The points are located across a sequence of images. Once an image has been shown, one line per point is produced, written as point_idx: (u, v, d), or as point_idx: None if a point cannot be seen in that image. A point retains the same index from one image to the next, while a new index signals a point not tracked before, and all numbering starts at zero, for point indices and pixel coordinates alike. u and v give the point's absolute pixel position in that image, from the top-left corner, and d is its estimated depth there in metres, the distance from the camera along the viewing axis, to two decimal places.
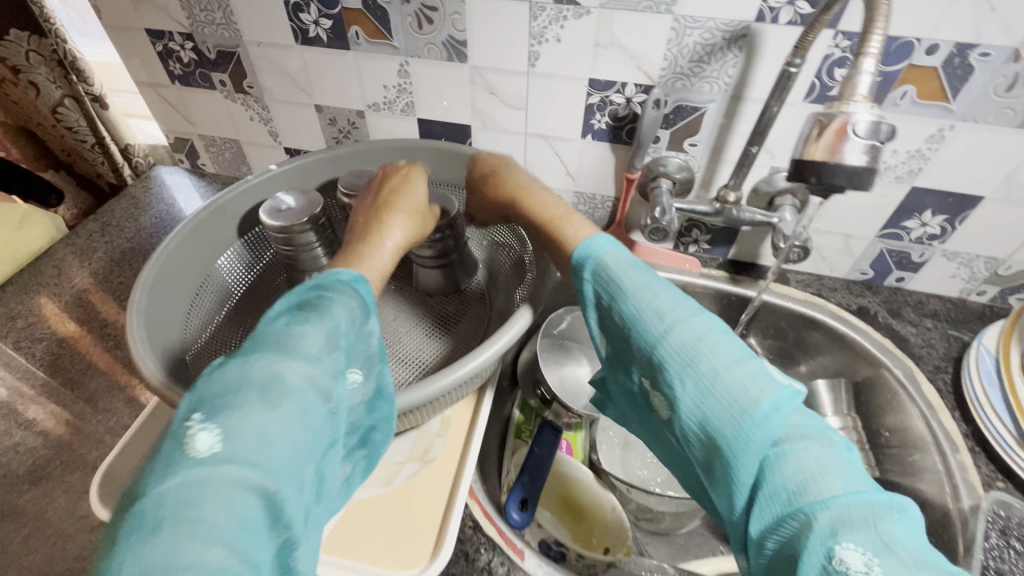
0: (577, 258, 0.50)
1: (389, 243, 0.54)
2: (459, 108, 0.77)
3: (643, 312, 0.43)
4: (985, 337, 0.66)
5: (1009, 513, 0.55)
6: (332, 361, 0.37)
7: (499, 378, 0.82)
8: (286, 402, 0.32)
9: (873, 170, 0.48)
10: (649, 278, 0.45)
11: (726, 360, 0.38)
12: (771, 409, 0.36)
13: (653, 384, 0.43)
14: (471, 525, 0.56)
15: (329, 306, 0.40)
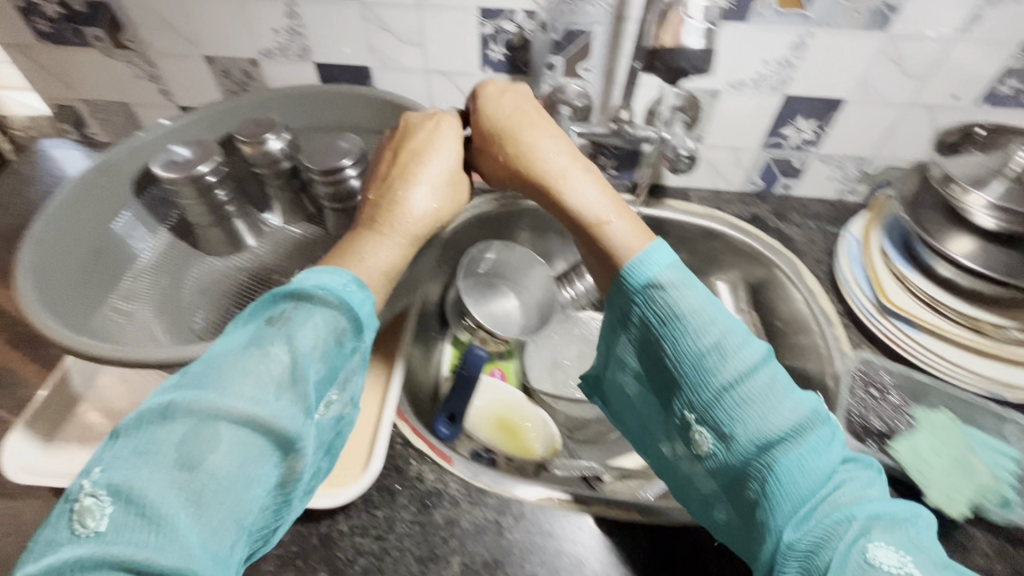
0: (630, 275, 0.49)
1: (400, 238, 0.53)
2: (356, 48, 0.76)
3: (702, 346, 0.45)
4: (852, 227, 0.73)
5: (871, 369, 0.62)
6: (292, 399, 0.40)
7: (428, 318, 0.84)
8: (221, 460, 0.36)
9: (708, 53, 0.56)
10: (705, 305, 0.47)
11: (782, 401, 0.43)
12: (816, 441, 0.42)
13: (702, 417, 0.46)
14: (401, 442, 0.59)
15: (290, 335, 0.41)
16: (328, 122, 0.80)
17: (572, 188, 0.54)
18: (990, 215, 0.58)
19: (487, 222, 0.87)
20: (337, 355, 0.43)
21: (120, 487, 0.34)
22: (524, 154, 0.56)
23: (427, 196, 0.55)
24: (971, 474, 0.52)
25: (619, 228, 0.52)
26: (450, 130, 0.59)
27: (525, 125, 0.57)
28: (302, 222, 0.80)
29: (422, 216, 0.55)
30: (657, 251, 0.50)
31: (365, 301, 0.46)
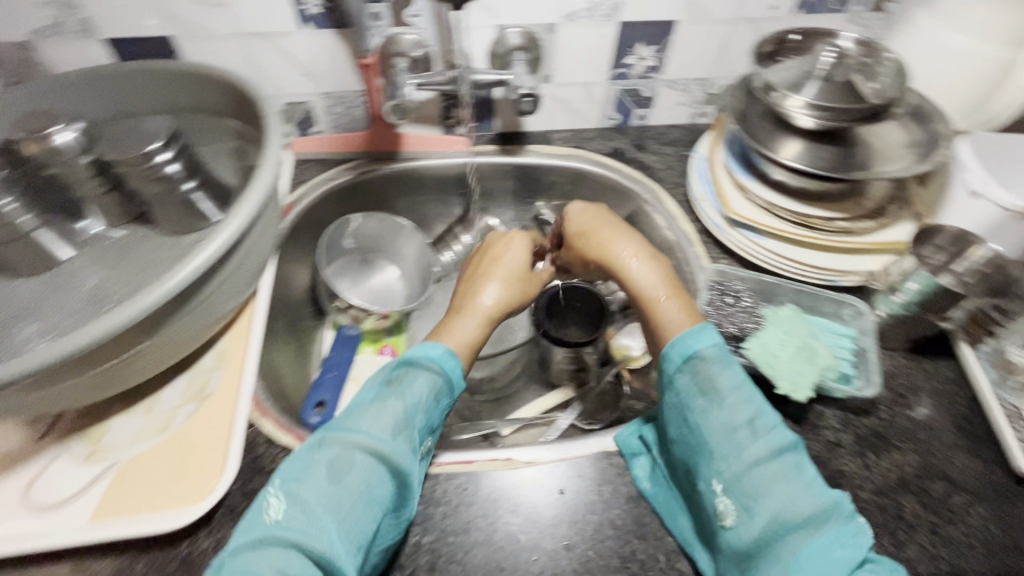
0: (675, 351, 0.48)
1: (478, 321, 0.56)
2: (147, 17, 0.66)
3: (734, 421, 0.44)
4: (700, 146, 0.76)
5: (723, 279, 0.64)
6: (405, 441, 0.46)
7: (300, 305, 0.78)
8: (360, 484, 0.43)
9: None
10: (740, 389, 0.46)
11: (806, 491, 0.42)
12: (836, 537, 0.41)
13: (729, 488, 0.43)
14: (265, 441, 0.55)
15: (410, 383, 0.48)
16: (136, 108, 0.70)
17: (638, 269, 0.56)
18: (807, 114, 0.59)
19: (350, 194, 0.82)
20: (435, 409, 0.49)
21: (290, 494, 0.41)
22: (598, 251, 0.59)
23: (497, 291, 0.58)
24: (814, 359, 0.55)
25: (672, 306, 0.52)
26: (520, 238, 0.63)
27: (607, 224, 0.61)
28: (127, 223, 0.70)
29: (506, 300, 0.58)
30: (703, 333, 0.49)
31: (458, 376, 0.51)
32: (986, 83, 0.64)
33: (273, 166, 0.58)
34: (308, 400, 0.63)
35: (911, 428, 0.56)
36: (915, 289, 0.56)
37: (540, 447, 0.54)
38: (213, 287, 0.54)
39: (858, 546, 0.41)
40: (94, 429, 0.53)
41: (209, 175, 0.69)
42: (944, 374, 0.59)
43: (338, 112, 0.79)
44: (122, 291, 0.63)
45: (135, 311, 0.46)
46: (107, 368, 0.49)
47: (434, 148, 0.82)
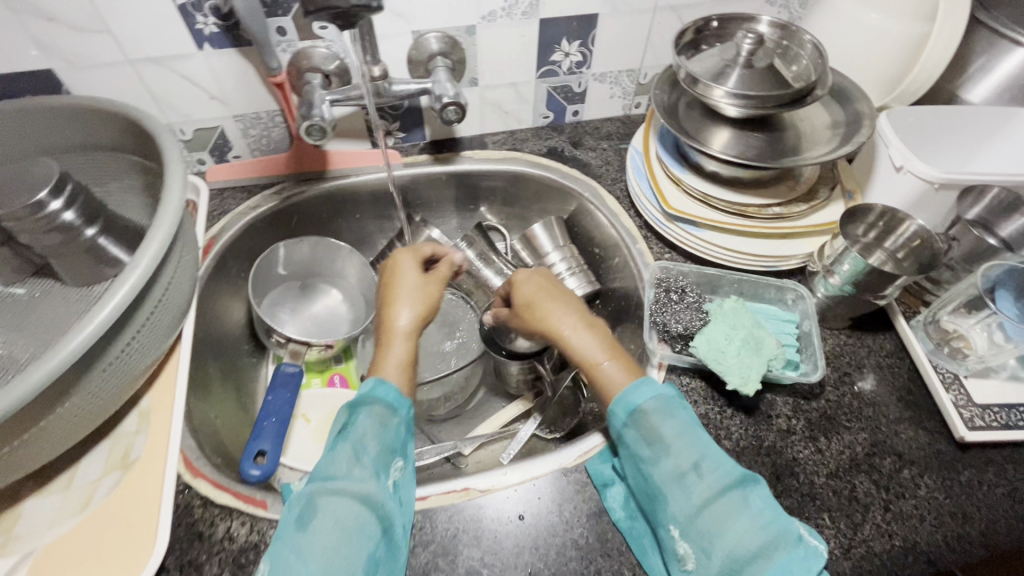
0: (619, 410, 0.48)
1: (404, 339, 0.57)
2: (19, 49, 0.59)
3: (680, 467, 0.44)
4: (635, 139, 0.75)
5: (666, 275, 0.64)
6: (362, 471, 0.46)
7: (237, 343, 0.74)
8: (330, 521, 0.42)
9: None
10: (683, 435, 0.46)
11: (753, 523, 0.41)
12: (789, 560, 0.40)
13: (684, 532, 0.43)
14: (200, 504, 0.50)
15: (356, 423, 0.48)
16: (24, 150, 0.64)
17: (577, 338, 0.53)
18: (731, 102, 0.59)
19: (279, 221, 0.77)
20: (391, 436, 0.49)
21: (272, 552, 0.42)
22: (540, 322, 0.56)
23: (411, 314, 0.58)
24: (760, 350, 0.54)
25: (616, 370, 0.51)
26: (406, 259, 0.63)
27: (545, 295, 0.57)
28: (27, 278, 0.63)
29: (426, 313, 0.60)
30: (639, 388, 0.48)
31: (404, 399, 0.51)
32: (901, 56, 0.65)
33: (178, 201, 0.51)
34: (246, 452, 0.58)
35: (859, 405, 0.56)
36: (848, 270, 0.57)
37: (496, 471, 0.53)
38: (123, 346, 0.48)
39: (809, 569, 0.40)
40: (6, 515, 0.49)
41: (117, 217, 0.62)
42: (884, 346, 0.61)
43: (254, 134, 0.74)
44: (30, 351, 0.58)
45: (26, 392, 0.40)
46: (5, 453, 0.43)
47: (360, 165, 0.78)
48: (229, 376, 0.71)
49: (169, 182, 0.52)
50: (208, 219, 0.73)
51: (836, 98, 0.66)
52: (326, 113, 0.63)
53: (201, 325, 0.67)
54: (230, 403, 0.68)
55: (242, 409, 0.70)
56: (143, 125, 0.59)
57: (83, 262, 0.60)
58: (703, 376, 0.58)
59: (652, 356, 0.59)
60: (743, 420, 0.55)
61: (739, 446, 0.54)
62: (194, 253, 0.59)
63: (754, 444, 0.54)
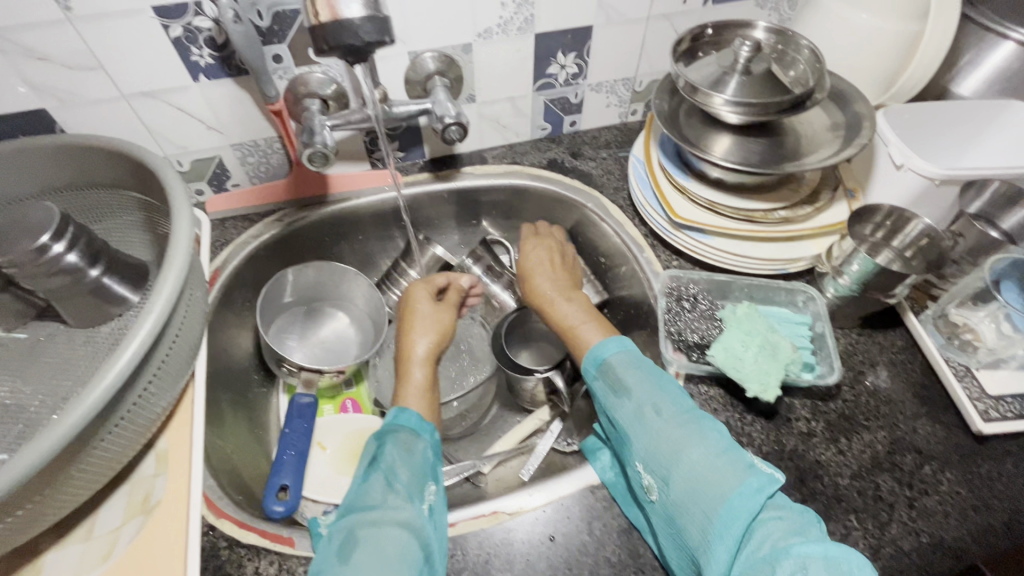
0: (588, 363, 0.54)
1: (422, 365, 0.60)
2: (10, 90, 0.58)
3: (640, 406, 0.49)
4: (636, 148, 0.75)
5: (678, 283, 0.64)
6: (398, 499, 0.46)
7: (246, 374, 0.73)
8: (370, 551, 0.42)
9: (380, 18, 0.46)
10: (646, 381, 0.50)
11: (707, 452, 0.44)
12: (752, 489, 0.41)
13: (647, 465, 0.47)
14: (226, 546, 0.50)
15: (384, 452, 0.50)
16: (21, 192, 0.62)
17: (562, 305, 0.61)
18: (731, 109, 0.59)
19: (282, 247, 0.76)
20: (419, 461, 0.50)
21: None
22: (532, 287, 0.65)
23: (429, 342, 0.62)
24: (777, 355, 0.54)
25: (589, 333, 0.57)
26: (418, 291, 0.67)
27: (541, 270, 0.66)
28: (28, 322, 0.61)
29: (441, 339, 0.63)
30: (607, 344, 0.54)
31: (425, 424, 0.53)
32: (894, 54, 0.65)
33: (187, 242, 0.52)
34: (268, 488, 0.59)
35: (876, 403, 0.57)
36: (857, 270, 0.57)
37: (524, 492, 0.53)
38: (142, 389, 0.49)
39: (762, 490, 0.41)
40: (25, 571, 0.47)
41: (120, 254, 0.60)
42: (895, 342, 0.61)
43: (253, 161, 0.73)
44: (39, 400, 0.56)
45: (56, 441, 0.41)
46: (27, 512, 0.43)
47: (363, 187, 0.77)
48: (242, 409, 0.70)
49: (176, 219, 0.53)
50: (210, 250, 0.72)
51: (834, 100, 0.66)
52: (328, 139, 0.62)
53: (212, 359, 0.66)
54: (244, 436, 0.67)
55: (257, 441, 0.69)
56: (143, 162, 0.58)
57: (86, 305, 0.58)
58: (721, 383, 0.58)
59: (668, 366, 0.59)
60: (763, 425, 0.56)
61: (762, 452, 0.54)
62: (203, 290, 0.59)
63: (777, 448, 0.54)
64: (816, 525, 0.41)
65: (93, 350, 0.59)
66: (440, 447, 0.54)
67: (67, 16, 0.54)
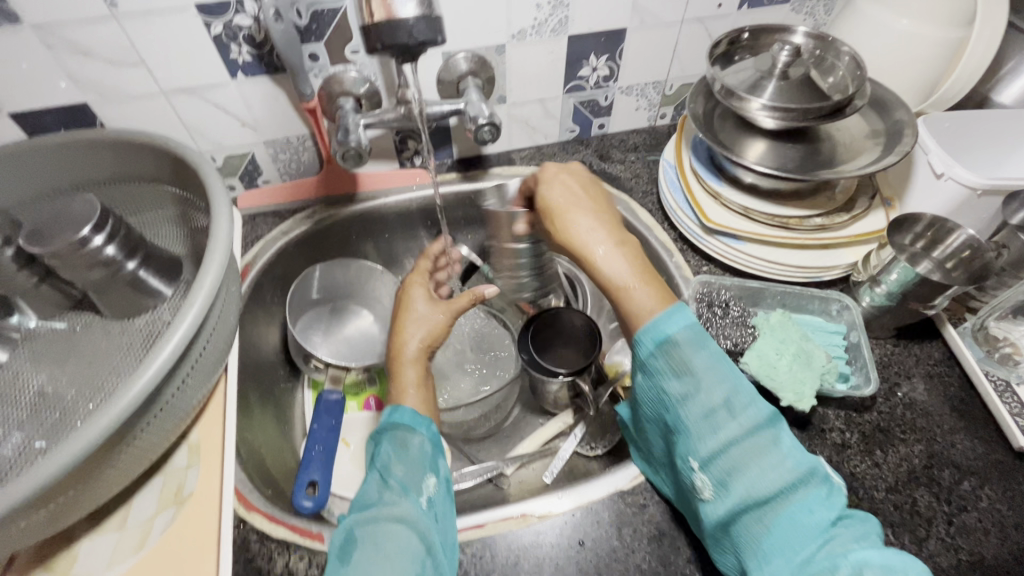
0: (645, 337, 0.44)
1: (414, 362, 0.58)
2: (52, 84, 0.59)
3: (712, 402, 0.41)
4: (666, 152, 0.74)
5: (709, 288, 0.64)
6: (393, 495, 0.46)
7: (273, 369, 0.73)
8: (371, 547, 0.42)
9: (432, 17, 0.46)
10: (717, 367, 0.43)
11: (782, 461, 0.40)
12: (819, 497, 0.39)
13: (704, 464, 0.42)
14: (257, 539, 0.50)
15: (384, 449, 0.49)
16: (62, 184, 0.63)
17: (606, 256, 0.48)
18: (767, 114, 0.59)
19: (310, 244, 0.77)
20: (417, 455, 0.49)
21: None
22: (563, 232, 0.51)
23: (421, 338, 0.60)
24: (812, 363, 0.54)
25: (640, 298, 0.46)
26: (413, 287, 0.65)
27: (578, 206, 0.52)
28: (66, 312, 0.62)
29: (434, 334, 0.61)
30: (673, 316, 0.44)
31: (421, 418, 0.51)
32: (933, 60, 0.65)
33: (227, 241, 0.54)
34: (297, 484, 0.59)
35: (912, 416, 0.56)
36: (895, 279, 0.57)
37: (552, 496, 0.52)
38: (179, 385, 0.50)
39: (834, 505, 0.39)
40: (60, 558, 0.48)
41: (154, 248, 0.61)
42: (931, 354, 0.60)
43: (284, 158, 0.74)
44: (76, 389, 0.56)
45: (101, 431, 0.42)
46: (65, 501, 0.44)
47: (392, 186, 0.77)
48: (269, 403, 0.70)
49: (216, 215, 0.55)
50: (241, 245, 0.72)
51: (872, 107, 0.66)
52: (362, 137, 0.62)
53: (241, 353, 0.67)
54: (271, 430, 0.68)
55: (283, 435, 0.70)
56: (182, 157, 0.59)
57: (122, 297, 0.59)
58: (753, 390, 0.57)
59: None
60: (796, 435, 0.55)
61: None
62: (237, 284, 0.60)
63: None
64: (877, 532, 0.39)
65: (127, 341, 0.59)
66: (440, 438, 0.52)
67: (112, 12, 0.55)
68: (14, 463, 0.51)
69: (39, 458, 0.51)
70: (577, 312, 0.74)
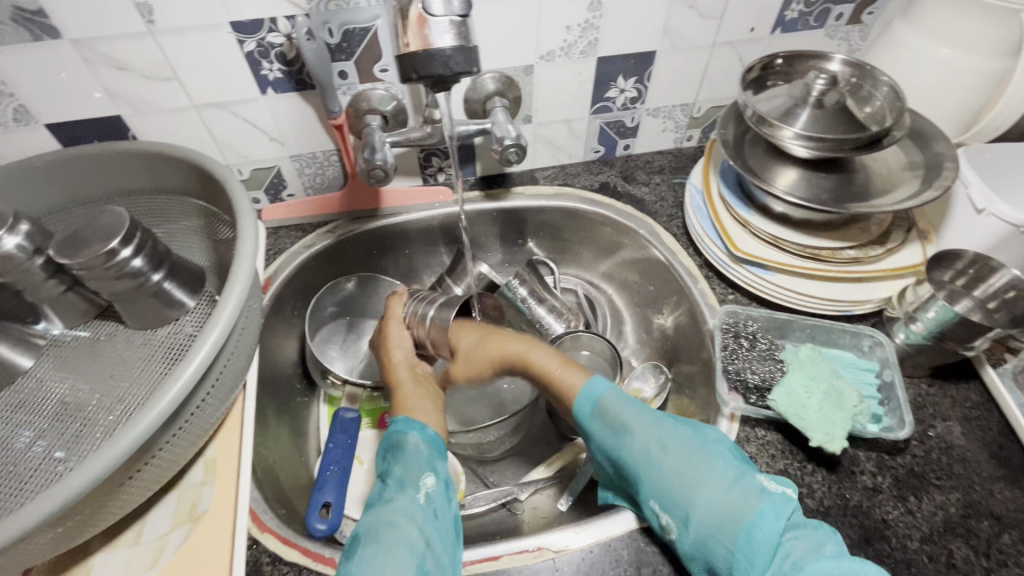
0: (581, 405, 0.53)
1: (405, 374, 0.62)
2: (88, 96, 0.60)
3: (648, 447, 0.47)
4: (693, 176, 0.74)
5: (736, 319, 0.63)
6: (392, 492, 0.48)
7: (290, 383, 0.73)
8: (373, 543, 0.43)
9: (468, 47, 0.46)
10: (648, 418, 0.49)
11: (718, 486, 0.43)
12: (759, 513, 0.41)
13: (663, 504, 0.46)
14: (269, 560, 0.50)
15: (392, 453, 0.51)
16: (94, 194, 0.64)
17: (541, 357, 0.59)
18: (801, 143, 0.57)
19: (331, 258, 0.77)
20: (414, 454, 0.51)
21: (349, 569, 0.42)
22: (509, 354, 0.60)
23: (408, 352, 0.64)
24: (843, 404, 0.52)
25: (570, 373, 0.56)
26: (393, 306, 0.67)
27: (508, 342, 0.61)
28: (91, 320, 0.62)
29: (406, 349, 0.64)
30: (595, 381, 0.54)
31: (413, 422, 0.54)
32: (973, 91, 0.63)
33: (251, 254, 0.54)
34: (311, 505, 0.59)
35: (948, 461, 0.53)
36: (933, 318, 0.54)
37: (569, 530, 0.51)
38: (199, 400, 0.49)
39: (781, 516, 0.40)
40: (76, 571, 0.48)
41: (179, 259, 0.61)
42: (969, 397, 0.57)
43: (309, 173, 0.75)
44: (97, 398, 0.56)
45: (125, 448, 0.42)
46: (82, 518, 0.44)
47: (415, 203, 0.77)
48: (284, 417, 0.70)
49: (242, 228, 0.55)
50: (264, 258, 0.73)
51: (910, 138, 0.64)
52: (388, 156, 0.62)
53: (260, 366, 0.67)
54: (286, 445, 0.67)
55: (298, 450, 0.70)
56: (211, 172, 0.59)
57: (146, 308, 0.59)
58: (780, 428, 0.56)
59: (723, 406, 0.57)
60: (825, 476, 0.53)
61: (823, 505, 0.51)
62: (259, 299, 0.60)
63: (840, 503, 0.51)
64: (832, 541, 0.40)
65: (149, 351, 0.59)
66: (440, 440, 0.54)
67: (150, 28, 0.56)
68: (33, 473, 0.51)
69: (58, 470, 0.51)
70: (597, 336, 0.72)
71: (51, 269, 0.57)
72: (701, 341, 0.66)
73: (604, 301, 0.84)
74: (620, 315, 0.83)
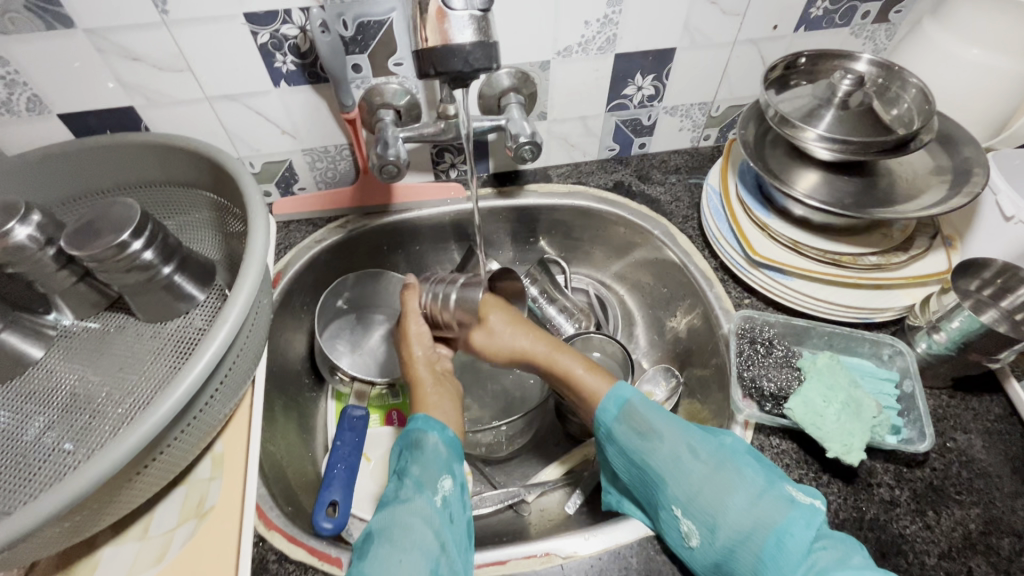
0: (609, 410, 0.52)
1: (424, 368, 0.61)
2: (100, 86, 0.59)
3: (678, 457, 0.47)
4: (710, 177, 0.72)
5: (753, 325, 0.61)
6: (408, 491, 0.47)
7: (298, 377, 0.73)
8: (387, 543, 0.43)
9: (487, 41, 0.45)
10: (672, 426, 0.49)
11: (747, 496, 0.43)
12: (788, 523, 0.41)
13: (687, 510, 0.45)
14: (275, 558, 0.50)
15: (418, 449, 0.51)
16: (107, 186, 0.64)
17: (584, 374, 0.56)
18: (824, 146, 0.56)
19: (340, 254, 0.77)
20: (435, 454, 0.50)
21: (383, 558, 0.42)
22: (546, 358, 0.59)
23: (426, 347, 0.63)
24: (861, 414, 0.51)
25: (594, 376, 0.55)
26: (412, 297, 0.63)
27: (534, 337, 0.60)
28: (101, 311, 0.62)
29: (425, 343, 0.63)
30: (621, 387, 0.53)
31: (433, 421, 0.53)
32: (1007, 93, 0.61)
33: (263, 250, 0.53)
34: (317, 503, 0.59)
35: (969, 475, 0.52)
36: (957, 328, 0.53)
37: (578, 536, 0.50)
38: (207, 398, 0.49)
39: (810, 526, 0.41)
40: (82, 565, 0.48)
41: (189, 252, 0.60)
42: (991, 410, 0.56)
43: (321, 166, 0.74)
44: (107, 390, 0.56)
45: (134, 446, 0.42)
46: (90, 512, 0.43)
47: (427, 199, 0.76)
48: (292, 412, 0.69)
49: (253, 222, 0.54)
50: (274, 252, 0.72)
51: (938, 143, 0.62)
52: (401, 151, 0.61)
53: (269, 361, 0.67)
54: (293, 441, 0.67)
55: (305, 445, 0.69)
56: (223, 166, 0.59)
57: (156, 302, 0.58)
58: (795, 438, 0.55)
59: (737, 414, 0.56)
60: (841, 488, 0.52)
61: (838, 517, 0.50)
62: (269, 294, 0.60)
63: (856, 516, 0.50)
64: (858, 552, 0.41)
65: (159, 344, 0.59)
66: (457, 443, 0.53)
67: (164, 19, 0.55)
68: (42, 465, 0.50)
69: (67, 463, 0.50)
70: (609, 338, 0.71)
71: (62, 261, 0.56)
72: (714, 345, 0.65)
73: (616, 303, 0.82)
74: (631, 316, 0.82)
